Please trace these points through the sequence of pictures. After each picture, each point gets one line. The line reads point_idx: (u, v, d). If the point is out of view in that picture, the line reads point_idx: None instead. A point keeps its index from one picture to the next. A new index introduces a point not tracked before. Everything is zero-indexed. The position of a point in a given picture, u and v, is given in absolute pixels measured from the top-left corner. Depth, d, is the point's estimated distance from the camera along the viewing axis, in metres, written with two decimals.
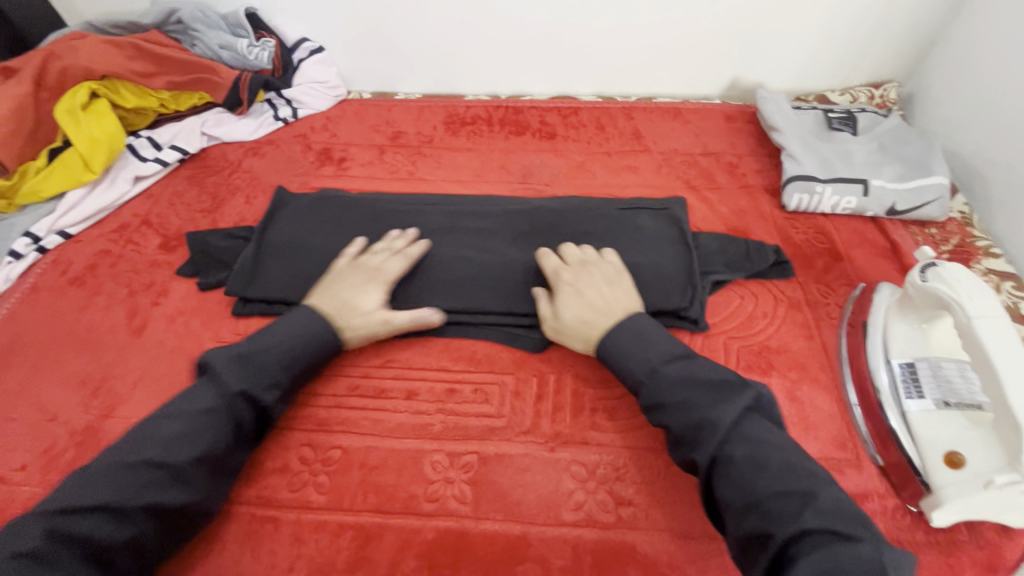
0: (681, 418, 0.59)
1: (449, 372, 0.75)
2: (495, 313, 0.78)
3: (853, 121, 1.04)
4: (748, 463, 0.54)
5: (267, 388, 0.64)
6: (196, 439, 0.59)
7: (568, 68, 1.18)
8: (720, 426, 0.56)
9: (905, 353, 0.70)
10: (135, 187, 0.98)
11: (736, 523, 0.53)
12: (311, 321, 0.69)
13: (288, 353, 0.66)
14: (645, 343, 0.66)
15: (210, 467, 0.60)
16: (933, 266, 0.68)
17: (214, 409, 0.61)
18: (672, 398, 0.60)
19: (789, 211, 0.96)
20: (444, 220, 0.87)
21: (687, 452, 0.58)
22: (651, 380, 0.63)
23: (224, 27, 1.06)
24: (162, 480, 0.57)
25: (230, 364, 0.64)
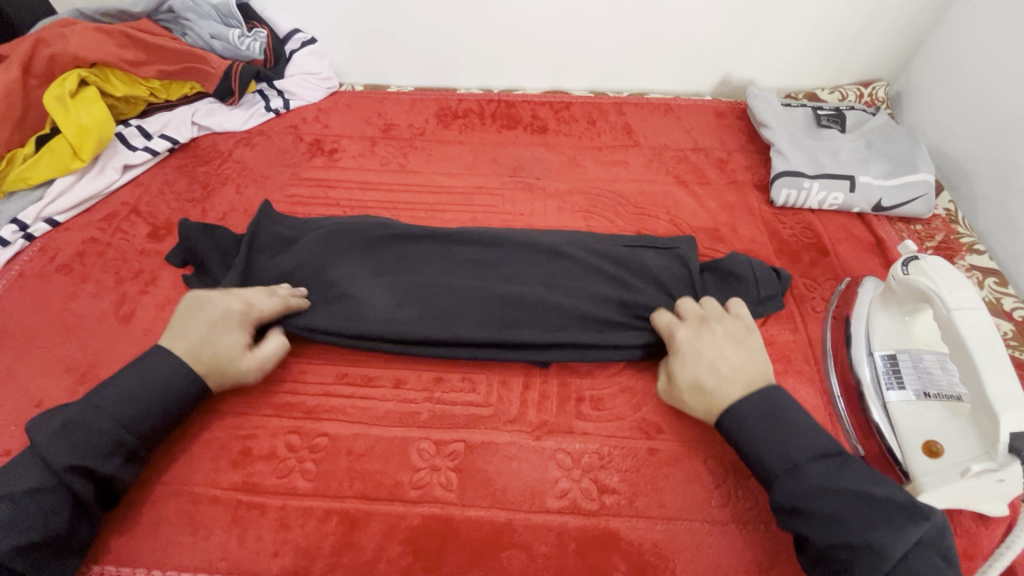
0: (830, 534, 0.54)
1: (437, 361, 0.76)
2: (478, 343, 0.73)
3: (842, 119, 1.05)
4: None
5: (106, 456, 0.59)
6: (21, 526, 0.55)
7: (560, 63, 1.19)
8: (889, 559, 0.51)
9: (888, 345, 0.71)
10: (124, 176, 0.97)
11: None
12: (154, 374, 0.64)
13: (133, 415, 0.62)
14: (785, 440, 0.59)
15: (46, 549, 0.56)
16: (915, 259, 0.69)
17: (43, 490, 0.57)
18: (813, 512, 0.55)
19: (778, 206, 0.96)
20: (436, 242, 0.82)
21: (837, 573, 0.54)
22: (790, 490, 0.57)
23: (216, 17, 1.05)
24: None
25: (57, 438, 0.59)
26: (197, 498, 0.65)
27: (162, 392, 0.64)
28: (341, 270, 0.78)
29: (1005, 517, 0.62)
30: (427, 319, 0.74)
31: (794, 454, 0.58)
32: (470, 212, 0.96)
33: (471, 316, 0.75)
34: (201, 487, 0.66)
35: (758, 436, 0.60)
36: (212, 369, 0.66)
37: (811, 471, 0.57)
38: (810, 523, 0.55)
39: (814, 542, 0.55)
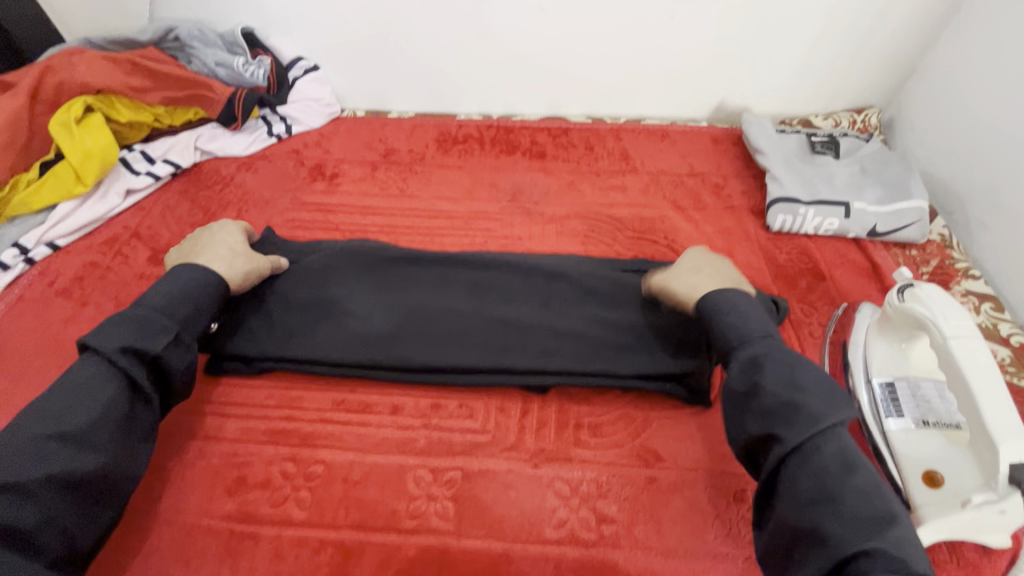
0: (778, 386, 0.58)
1: (435, 387, 0.76)
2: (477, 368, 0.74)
3: (835, 145, 1.07)
4: (838, 464, 0.53)
5: (154, 337, 0.61)
6: (90, 403, 0.57)
7: (558, 90, 1.21)
8: (823, 420, 0.55)
9: (886, 372, 0.71)
10: (126, 201, 0.98)
11: (797, 508, 0.53)
12: (187, 278, 0.68)
13: (177, 308, 0.65)
14: (751, 315, 0.65)
15: (116, 429, 0.58)
16: (910, 286, 0.69)
17: (104, 372, 0.59)
18: (765, 376, 0.59)
19: (774, 231, 0.97)
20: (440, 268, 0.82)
21: (771, 427, 0.56)
22: (749, 357, 0.61)
23: (221, 45, 1.08)
24: (67, 451, 0.54)
25: (110, 330, 0.61)
26: (190, 528, 0.64)
27: (199, 288, 0.67)
28: (342, 293, 0.78)
29: (1008, 547, 0.61)
30: (430, 348, 0.75)
31: (757, 329, 0.64)
32: (469, 236, 0.97)
33: (473, 345, 0.75)
34: (194, 516, 0.65)
35: (732, 312, 0.66)
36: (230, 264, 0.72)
37: (768, 344, 0.62)
38: (763, 380, 0.59)
39: (760, 400, 0.58)
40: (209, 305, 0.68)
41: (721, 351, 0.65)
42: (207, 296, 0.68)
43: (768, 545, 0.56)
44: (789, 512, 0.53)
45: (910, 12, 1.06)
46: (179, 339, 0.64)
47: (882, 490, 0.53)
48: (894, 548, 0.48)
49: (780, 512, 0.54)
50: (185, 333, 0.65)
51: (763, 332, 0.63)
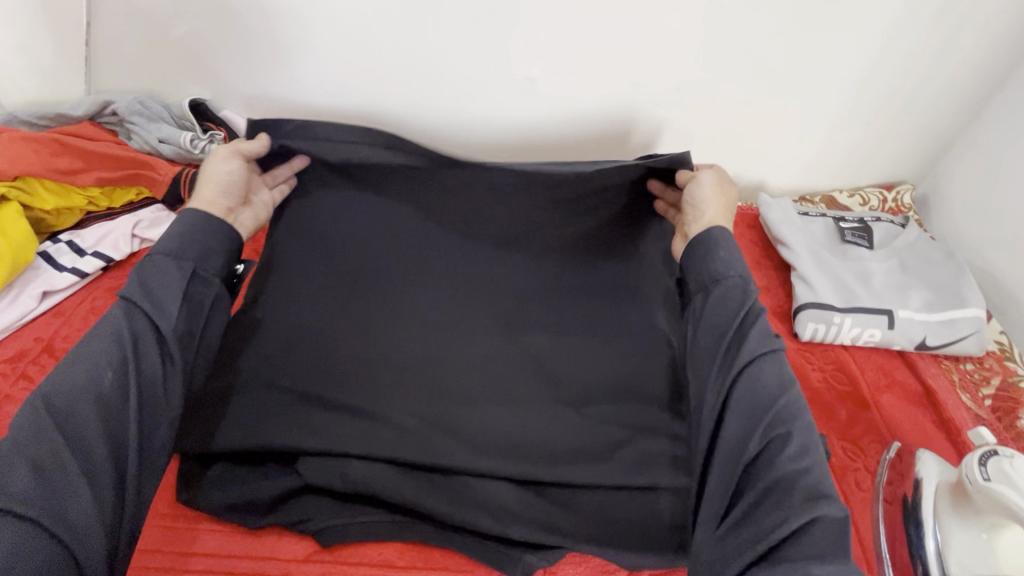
0: (741, 313, 0.60)
1: (392, 571, 0.61)
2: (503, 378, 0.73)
3: (869, 233, 0.93)
4: (776, 381, 0.56)
5: (196, 272, 0.61)
6: (121, 348, 0.53)
7: (553, 161, 1.08)
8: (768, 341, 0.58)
9: (968, 569, 0.55)
10: (43, 304, 0.84)
11: (733, 421, 0.55)
12: (191, 219, 0.64)
13: (184, 246, 0.61)
14: (739, 255, 0.65)
15: (152, 374, 0.54)
16: (995, 457, 0.55)
17: (127, 317, 0.55)
18: (734, 302, 0.61)
19: (804, 342, 0.83)
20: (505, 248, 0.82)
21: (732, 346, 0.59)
22: (722, 287, 0.62)
23: (167, 118, 0.95)
24: (106, 403, 0.51)
25: (134, 276, 0.58)
26: None
27: (203, 233, 0.63)
28: (377, 296, 0.77)
29: None
30: (441, 364, 0.73)
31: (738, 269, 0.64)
32: None
33: (489, 360, 0.74)
34: None
35: (724, 247, 0.65)
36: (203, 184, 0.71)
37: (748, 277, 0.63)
38: (731, 310, 0.60)
39: (727, 325, 0.60)
40: (226, 245, 0.65)
41: (696, 278, 0.65)
42: (214, 233, 0.64)
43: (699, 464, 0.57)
44: (727, 434, 0.55)
45: (950, 84, 0.93)
46: (199, 276, 0.61)
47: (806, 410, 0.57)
48: (797, 447, 0.52)
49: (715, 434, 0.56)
50: (205, 270, 0.62)
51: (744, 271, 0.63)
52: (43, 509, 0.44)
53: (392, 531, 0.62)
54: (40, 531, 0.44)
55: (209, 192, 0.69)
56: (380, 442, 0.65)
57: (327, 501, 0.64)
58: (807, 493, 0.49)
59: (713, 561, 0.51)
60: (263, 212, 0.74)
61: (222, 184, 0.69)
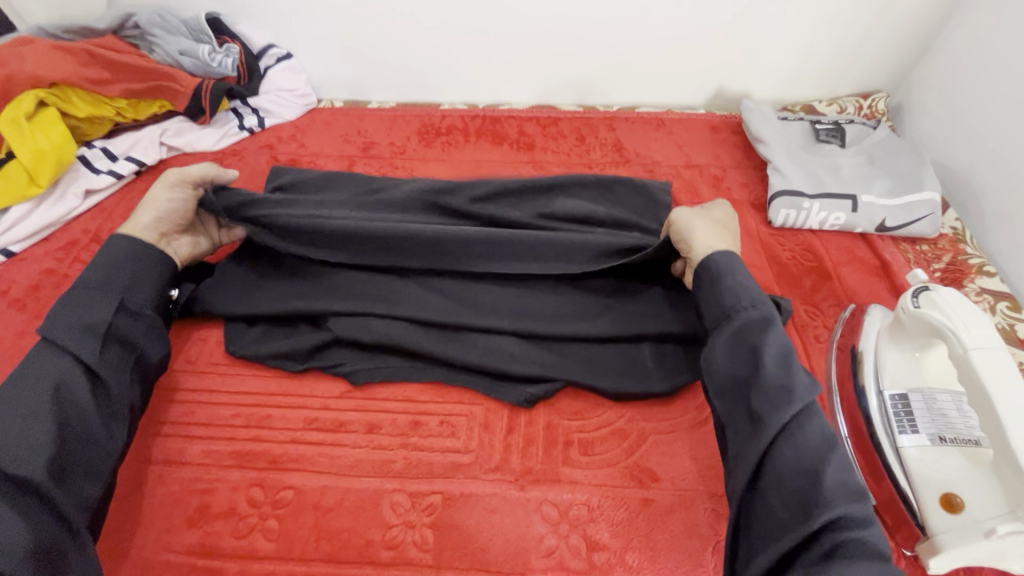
0: (773, 362, 0.58)
1: (414, 404, 0.71)
2: (506, 291, 0.77)
3: (841, 134, 1.00)
4: (819, 437, 0.54)
5: (108, 310, 0.64)
6: (45, 386, 0.58)
7: (547, 76, 1.14)
8: (806, 393, 0.56)
9: (898, 383, 0.66)
10: (85, 202, 0.92)
11: (781, 483, 0.54)
12: (128, 255, 0.68)
13: (110, 280, 0.66)
14: (748, 282, 0.64)
15: (78, 407, 0.59)
16: (926, 291, 0.64)
17: (54, 355, 0.60)
18: (761, 345, 0.59)
19: (777, 227, 0.91)
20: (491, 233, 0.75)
21: (770, 397, 0.56)
22: (739, 324, 0.61)
23: (185, 33, 1.01)
24: (26, 441, 0.55)
25: (59, 318, 0.62)
26: (148, 564, 0.59)
27: (131, 259, 0.68)
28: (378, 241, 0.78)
29: None
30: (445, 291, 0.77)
31: (751, 297, 0.63)
32: None
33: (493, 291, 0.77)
34: (153, 551, 0.60)
35: (740, 277, 0.65)
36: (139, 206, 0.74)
37: (768, 311, 0.62)
38: (761, 356, 0.58)
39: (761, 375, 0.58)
40: (155, 275, 0.70)
41: (710, 314, 0.65)
42: (142, 267, 0.69)
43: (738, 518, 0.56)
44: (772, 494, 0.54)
45: None
46: (126, 307, 0.66)
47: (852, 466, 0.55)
48: (856, 513, 0.51)
49: (760, 495, 0.55)
50: (133, 302, 0.67)
51: (760, 297, 0.63)
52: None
53: (412, 373, 0.73)
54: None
55: (148, 218, 0.72)
56: (399, 305, 0.75)
57: (356, 351, 0.74)
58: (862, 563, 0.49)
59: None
60: (197, 244, 0.78)
61: (163, 214, 0.73)
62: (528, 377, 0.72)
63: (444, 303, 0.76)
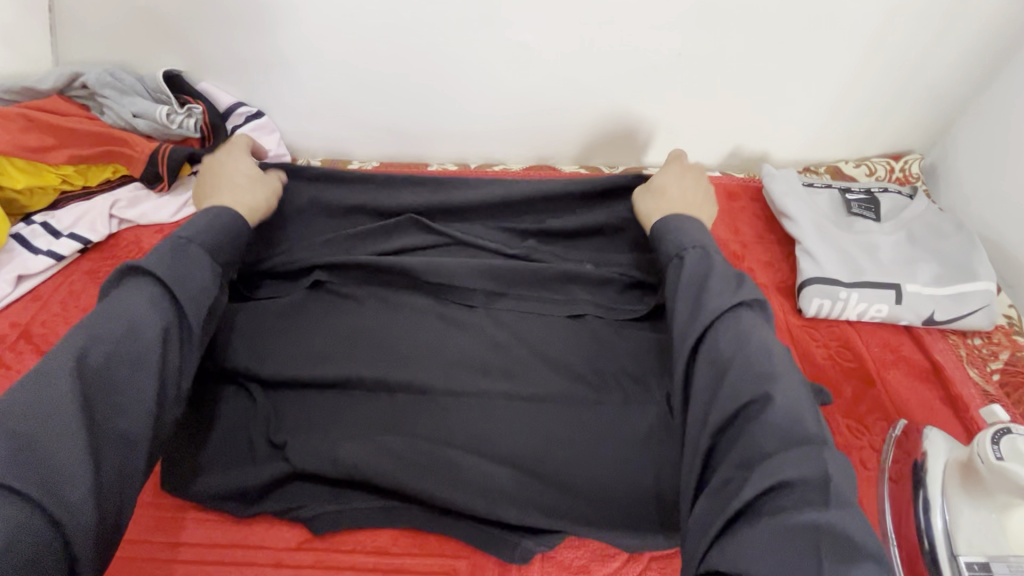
0: (686, 286, 0.59)
1: (386, 558, 0.59)
2: (502, 412, 0.67)
3: (875, 205, 0.89)
4: (730, 344, 0.54)
5: (213, 272, 0.59)
6: (148, 338, 0.51)
7: (547, 136, 1.04)
8: (715, 306, 0.56)
9: (978, 549, 0.53)
10: (18, 288, 0.80)
11: (700, 399, 0.53)
12: (225, 212, 0.64)
13: (216, 241, 0.61)
14: (689, 228, 0.65)
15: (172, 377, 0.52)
16: (1009, 435, 0.54)
17: (152, 302, 0.53)
18: (675, 282, 0.61)
19: (808, 318, 0.80)
20: (450, 386, 0.68)
21: (690, 312, 0.57)
22: (681, 262, 0.62)
23: (142, 92, 0.90)
24: (130, 393, 0.48)
25: (160, 256, 0.56)
26: None
27: (230, 224, 0.64)
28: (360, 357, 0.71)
29: None
30: (432, 426, 0.66)
31: (689, 240, 0.64)
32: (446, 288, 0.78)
33: (489, 419, 0.66)
34: None
35: (672, 232, 0.66)
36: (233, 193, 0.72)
37: (695, 252, 0.61)
38: (676, 292, 0.60)
39: (678, 299, 0.59)
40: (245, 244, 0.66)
41: (663, 257, 0.66)
42: (236, 234, 0.65)
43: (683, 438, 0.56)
44: (693, 409, 0.53)
45: (962, 47, 0.89)
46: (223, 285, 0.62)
47: (777, 360, 0.53)
48: (775, 406, 0.49)
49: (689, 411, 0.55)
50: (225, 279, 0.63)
51: (693, 244, 0.63)
52: (45, 481, 0.41)
53: (385, 516, 0.61)
54: (36, 510, 0.40)
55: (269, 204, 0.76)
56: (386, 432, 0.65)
57: (319, 487, 0.62)
58: (777, 453, 0.47)
59: (693, 550, 0.48)
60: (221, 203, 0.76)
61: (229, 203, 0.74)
62: (525, 525, 0.60)
63: (426, 421, 0.66)
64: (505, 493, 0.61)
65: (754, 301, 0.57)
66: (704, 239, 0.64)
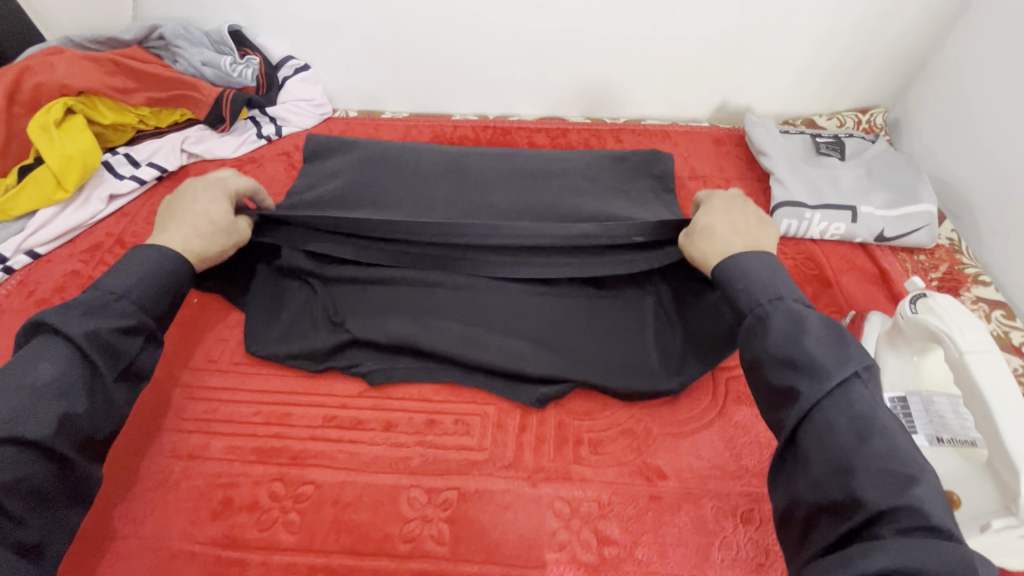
0: (782, 350, 0.52)
1: (430, 402, 0.74)
2: (519, 295, 0.81)
3: (841, 147, 1.03)
4: (849, 430, 0.47)
5: (128, 331, 0.58)
6: (49, 412, 0.52)
7: (557, 91, 1.18)
8: (826, 382, 0.49)
9: (897, 387, 0.69)
10: (109, 206, 0.95)
11: (812, 485, 0.48)
12: (158, 263, 0.62)
13: (144, 295, 0.61)
14: (762, 278, 0.58)
15: (75, 443, 0.54)
16: (924, 297, 0.67)
17: (61, 366, 0.54)
18: (763, 344, 0.54)
19: (778, 237, 0.94)
20: (480, 276, 0.81)
21: (793, 380, 0.51)
22: (761, 317, 0.56)
23: (207, 44, 1.05)
24: (27, 466, 0.50)
25: (72, 316, 0.56)
26: (174, 554, 0.62)
27: (158, 269, 0.62)
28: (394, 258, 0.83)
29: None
30: (464, 310, 0.79)
31: (765, 292, 0.57)
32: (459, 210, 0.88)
33: (509, 304, 0.80)
34: (178, 542, 0.62)
35: (742, 280, 0.59)
36: (180, 235, 0.66)
37: (774, 311, 0.55)
38: (765, 349, 0.53)
39: (774, 368, 0.52)
40: (178, 288, 0.64)
41: (742, 303, 0.58)
42: (167, 280, 0.63)
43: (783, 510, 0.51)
44: (806, 495, 0.48)
45: (917, 10, 1.03)
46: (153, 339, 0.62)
47: (902, 444, 0.47)
48: (910, 504, 0.43)
49: (794, 488, 0.49)
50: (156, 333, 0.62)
51: (771, 297, 0.57)
52: None
53: (427, 373, 0.75)
54: None
55: (215, 251, 0.69)
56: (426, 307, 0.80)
57: (373, 351, 0.77)
58: (911, 547, 0.41)
59: None
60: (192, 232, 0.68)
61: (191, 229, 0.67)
62: (541, 378, 0.74)
63: (458, 305, 0.80)
64: (525, 356, 0.75)
65: (865, 368, 0.50)
66: (781, 289, 0.57)
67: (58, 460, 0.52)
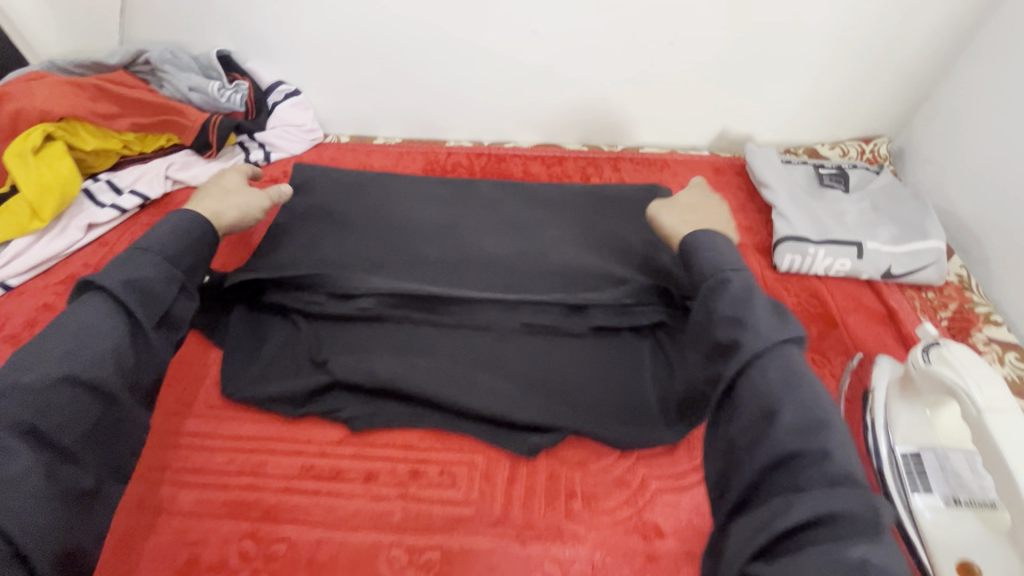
0: (729, 307, 0.54)
1: (414, 451, 0.70)
2: (510, 335, 0.77)
3: (845, 178, 1.00)
4: (780, 382, 0.49)
5: (166, 278, 0.60)
6: (97, 351, 0.53)
7: (554, 119, 1.16)
8: (763, 336, 0.51)
9: (910, 441, 0.65)
10: (88, 235, 0.92)
11: (739, 429, 0.49)
12: (186, 220, 0.65)
13: (169, 248, 0.62)
14: (724, 249, 0.61)
15: (126, 384, 0.55)
16: (937, 346, 0.63)
17: (104, 314, 0.55)
18: (716, 304, 0.56)
19: (782, 273, 0.91)
20: (467, 317, 0.78)
21: (737, 334, 0.53)
22: (718, 280, 0.57)
23: (195, 69, 1.02)
24: (83, 405, 0.52)
25: (109, 269, 0.58)
26: None
27: (186, 223, 0.65)
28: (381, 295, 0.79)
29: None
30: (452, 350, 0.76)
31: (728, 263, 0.59)
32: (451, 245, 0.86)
33: (500, 344, 0.77)
34: None
35: (709, 250, 0.61)
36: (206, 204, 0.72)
37: (735, 276, 0.57)
38: (716, 309, 0.55)
39: (723, 328, 0.54)
40: (206, 241, 0.66)
41: (699, 271, 0.60)
42: (195, 236, 0.65)
43: (716, 468, 0.52)
44: (737, 442, 0.49)
45: (919, 39, 1.01)
46: (187, 290, 0.63)
47: (825, 403, 0.49)
48: (827, 452, 0.45)
49: (727, 437, 0.50)
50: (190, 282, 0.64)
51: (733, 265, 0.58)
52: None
53: (412, 419, 0.71)
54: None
55: (232, 217, 0.73)
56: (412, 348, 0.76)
57: (355, 395, 0.73)
58: (823, 490, 0.43)
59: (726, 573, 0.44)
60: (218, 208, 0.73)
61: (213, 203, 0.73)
62: (532, 426, 0.70)
63: (447, 347, 0.76)
64: (515, 399, 0.71)
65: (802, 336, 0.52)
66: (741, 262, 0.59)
67: (106, 402, 0.54)
